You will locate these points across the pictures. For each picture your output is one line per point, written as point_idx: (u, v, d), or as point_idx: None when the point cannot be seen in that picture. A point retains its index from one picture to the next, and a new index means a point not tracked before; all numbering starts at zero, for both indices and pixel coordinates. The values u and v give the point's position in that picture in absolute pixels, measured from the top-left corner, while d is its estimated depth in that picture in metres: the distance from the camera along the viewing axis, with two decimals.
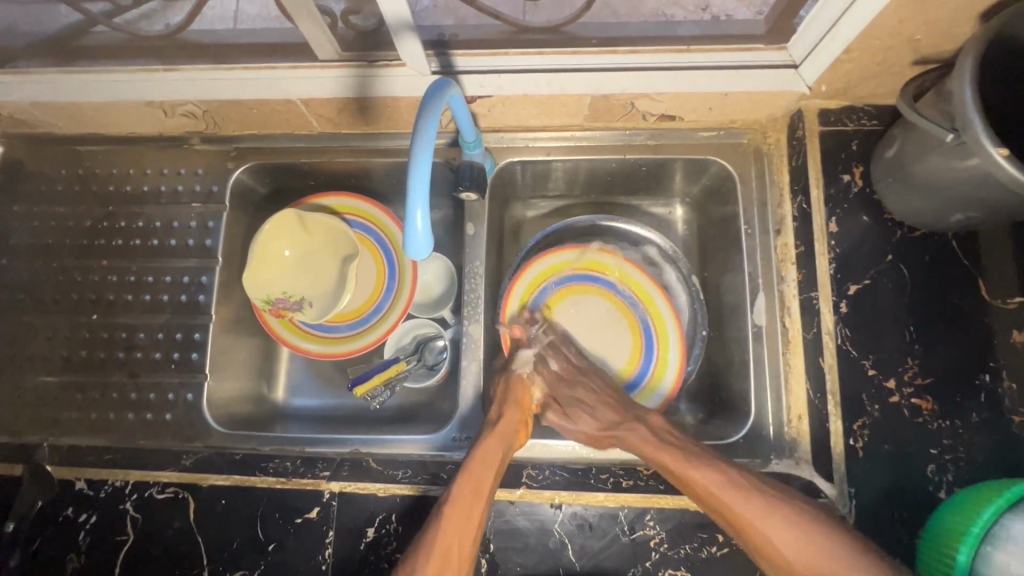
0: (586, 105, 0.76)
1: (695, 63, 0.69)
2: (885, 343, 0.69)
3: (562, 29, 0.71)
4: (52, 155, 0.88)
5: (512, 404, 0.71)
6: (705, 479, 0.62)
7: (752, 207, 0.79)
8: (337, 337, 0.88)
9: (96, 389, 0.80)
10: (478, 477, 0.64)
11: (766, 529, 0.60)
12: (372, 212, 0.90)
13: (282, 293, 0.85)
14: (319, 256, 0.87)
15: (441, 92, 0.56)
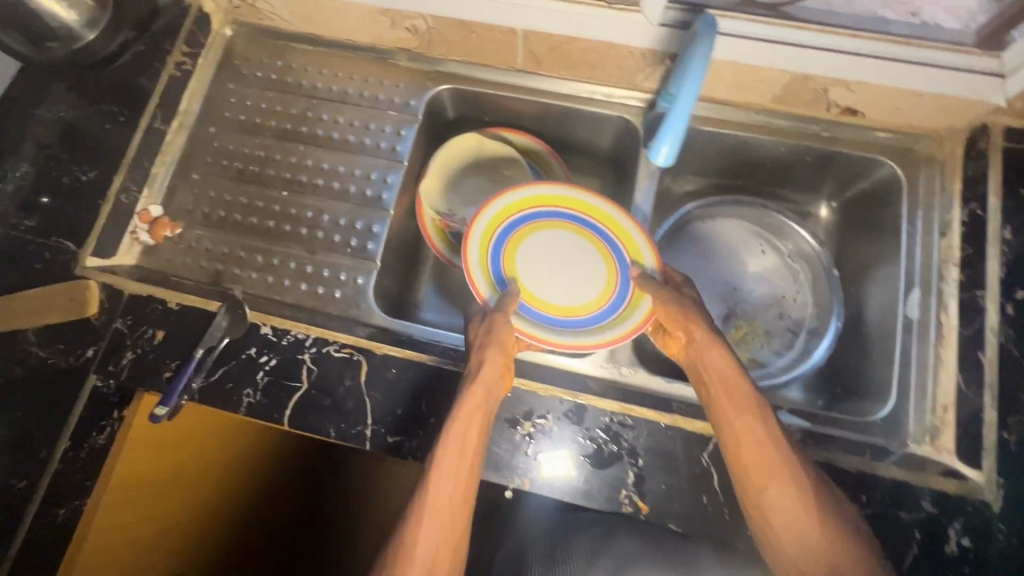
0: (782, 84, 0.82)
1: (908, 57, 0.74)
2: None
3: (781, 8, 0.76)
4: (269, 47, 0.96)
5: (494, 345, 0.68)
6: (742, 390, 0.65)
7: (917, 209, 0.83)
8: None
9: (276, 256, 0.86)
10: (475, 401, 0.64)
11: (776, 488, 0.60)
12: (545, 157, 0.95)
13: (450, 209, 0.93)
14: (486, 185, 0.96)
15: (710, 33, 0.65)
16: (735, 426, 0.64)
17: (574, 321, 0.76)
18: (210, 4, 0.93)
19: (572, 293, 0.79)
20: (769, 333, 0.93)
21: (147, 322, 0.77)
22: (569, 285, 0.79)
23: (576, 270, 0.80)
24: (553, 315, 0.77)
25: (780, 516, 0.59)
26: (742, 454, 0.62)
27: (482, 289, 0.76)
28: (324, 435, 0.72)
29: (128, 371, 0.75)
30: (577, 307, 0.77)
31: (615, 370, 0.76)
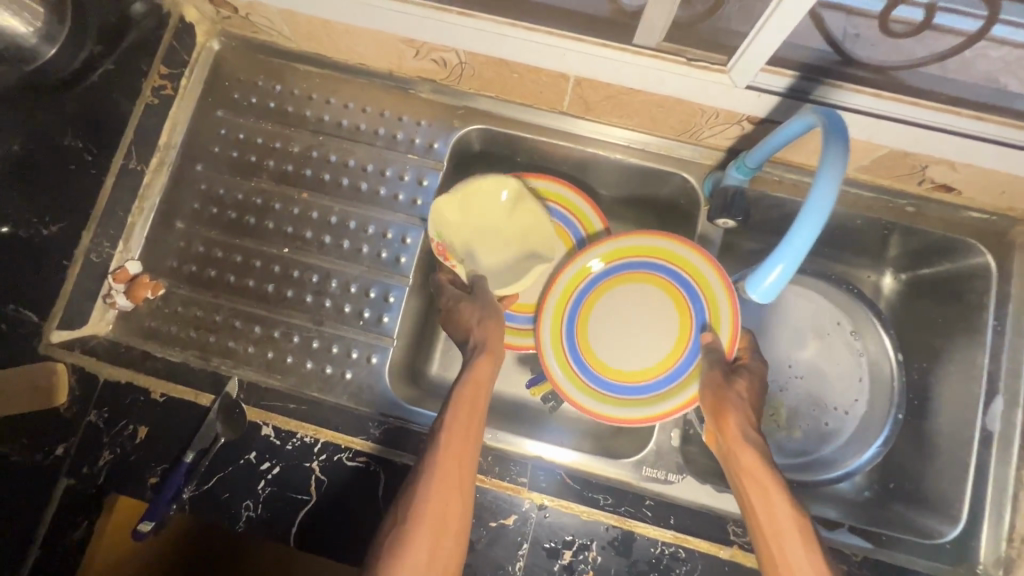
0: (874, 155, 0.70)
1: None
2: None
3: (887, 72, 0.61)
4: (266, 66, 0.81)
5: (481, 354, 0.66)
6: (770, 484, 0.58)
7: (1005, 302, 0.75)
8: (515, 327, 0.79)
9: (276, 327, 0.75)
10: (461, 429, 0.59)
11: None
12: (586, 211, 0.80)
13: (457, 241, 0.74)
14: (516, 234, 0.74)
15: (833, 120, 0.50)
16: (774, 535, 0.56)
17: (619, 388, 0.72)
18: (193, 12, 0.77)
19: (641, 354, 0.73)
20: (793, 421, 0.85)
21: (128, 416, 0.67)
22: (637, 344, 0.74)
23: (652, 328, 0.74)
24: (606, 376, 0.73)
25: None
26: (780, 563, 0.55)
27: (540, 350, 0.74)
28: (336, 559, 0.63)
29: (106, 474, 0.65)
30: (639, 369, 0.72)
31: (662, 482, 0.68)
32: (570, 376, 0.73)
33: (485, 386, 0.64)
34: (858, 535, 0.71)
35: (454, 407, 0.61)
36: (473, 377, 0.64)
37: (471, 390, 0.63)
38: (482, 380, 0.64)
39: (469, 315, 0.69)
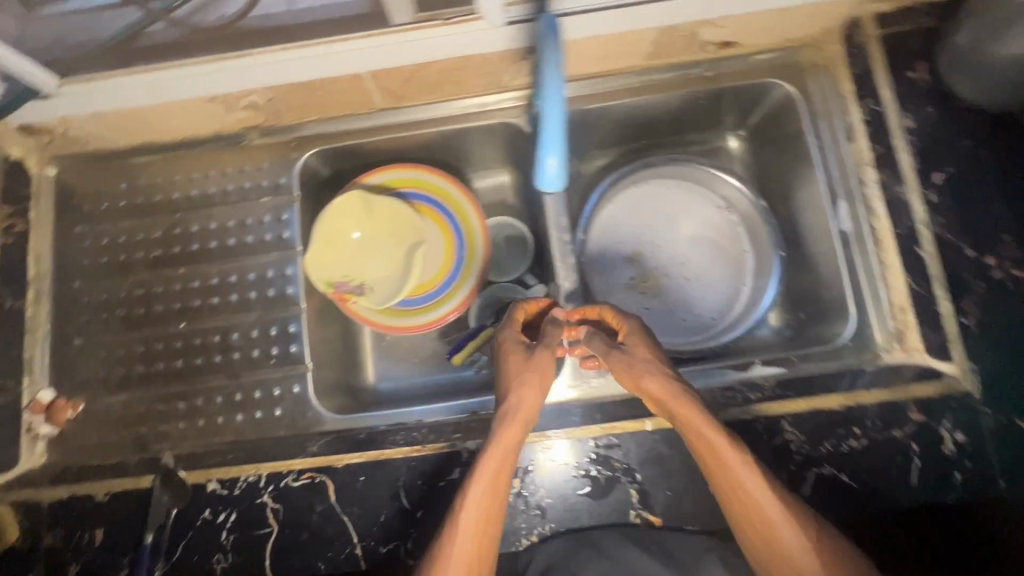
0: (649, 41, 0.78)
1: None
2: (976, 219, 0.71)
3: None
4: (103, 171, 0.85)
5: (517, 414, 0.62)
6: (714, 438, 0.59)
7: (820, 118, 0.81)
8: (402, 311, 0.86)
9: (197, 397, 0.78)
10: (486, 492, 0.59)
11: (774, 519, 0.57)
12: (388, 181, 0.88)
13: (343, 276, 0.83)
14: (379, 241, 0.85)
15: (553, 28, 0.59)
16: (725, 474, 0.59)
17: (436, 290, 0.87)
18: (18, 149, 0.81)
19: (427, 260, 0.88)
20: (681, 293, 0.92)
21: (79, 526, 0.69)
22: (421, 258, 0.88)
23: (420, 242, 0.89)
24: (425, 289, 0.87)
25: (782, 554, 0.57)
26: (734, 493, 0.59)
27: (370, 315, 0.85)
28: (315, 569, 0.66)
29: None
30: (435, 267, 0.88)
31: (584, 389, 0.73)
32: (396, 315, 0.86)
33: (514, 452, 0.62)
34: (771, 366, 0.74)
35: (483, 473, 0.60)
36: (503, 445, 0.61)
37: (503, 452, 0.60)
38: (511, 449, 0.61)
39: (520, 366, 0.65)
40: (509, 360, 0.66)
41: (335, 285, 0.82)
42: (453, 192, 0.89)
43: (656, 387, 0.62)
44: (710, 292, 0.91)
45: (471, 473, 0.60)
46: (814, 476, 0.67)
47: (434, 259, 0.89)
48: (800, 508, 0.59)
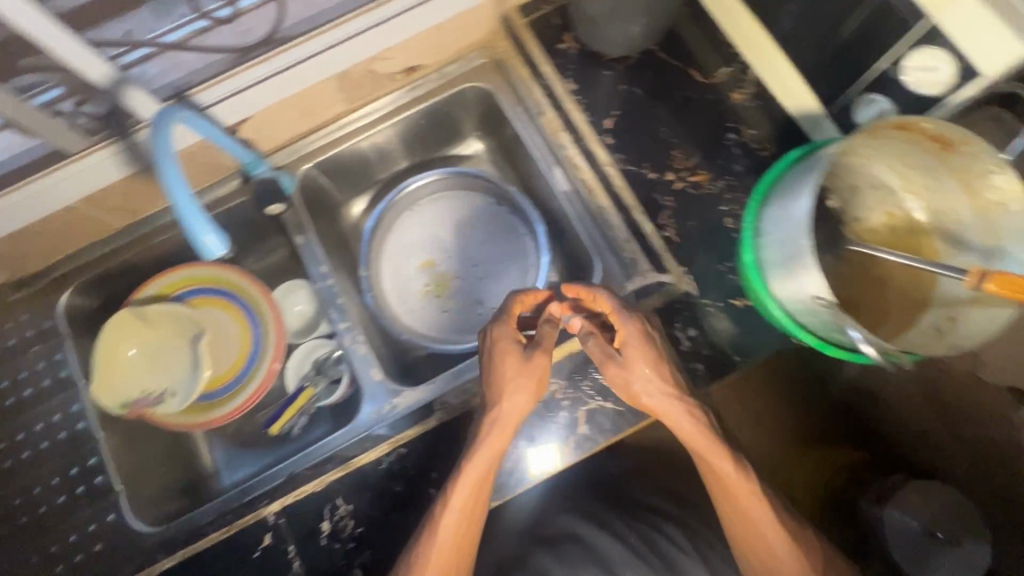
0: (336, 90, 0.85)
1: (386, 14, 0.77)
2: (648, 148, 0.81)
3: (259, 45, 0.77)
4: None
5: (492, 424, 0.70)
6: (697, 438, 0.69)
7: (516, 104, 0.90)
8: (212, 402, 0.87)
9: (13, 564, 0.77)
10: (472, 493, 0.70)
11: (745, 504, 0.71)
12: (162, 284, 0.90)
13: (138, 392, 0.84)
14: (167, 347, 0.88)
15: (168, 118, 0.63)
16: (709, 460, 0.70)
17: (241, 372, 0.89)
18: None
19: (224, 347, 0.91)
20: (474, 293, 0.99)
21: None
22: (218, 346, 0.90)
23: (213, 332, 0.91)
24: (230, 374, 0.89)
25: (751, 522, 0.71)
26: (713, 472, 0.71)
27: (178, 418, 0.85)
28: None
29: None
30: (234, 351, 0.91)
31: (382, 413, 0.80)
32: (201, 410, 0.87)
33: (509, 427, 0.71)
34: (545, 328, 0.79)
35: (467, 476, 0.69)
36: (498, 425, 0.70)
37: (483, 463, 0.70)
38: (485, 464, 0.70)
39: (513, 367, 0.70)
40: (506, 359, 0.70)
41: (131, 402, 0.83)
42: (228, 275, 0.92)
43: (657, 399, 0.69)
44: (494, 293, 0.98)
45: (475, 442, 0.71)
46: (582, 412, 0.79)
47: (231, 343, 0.91)
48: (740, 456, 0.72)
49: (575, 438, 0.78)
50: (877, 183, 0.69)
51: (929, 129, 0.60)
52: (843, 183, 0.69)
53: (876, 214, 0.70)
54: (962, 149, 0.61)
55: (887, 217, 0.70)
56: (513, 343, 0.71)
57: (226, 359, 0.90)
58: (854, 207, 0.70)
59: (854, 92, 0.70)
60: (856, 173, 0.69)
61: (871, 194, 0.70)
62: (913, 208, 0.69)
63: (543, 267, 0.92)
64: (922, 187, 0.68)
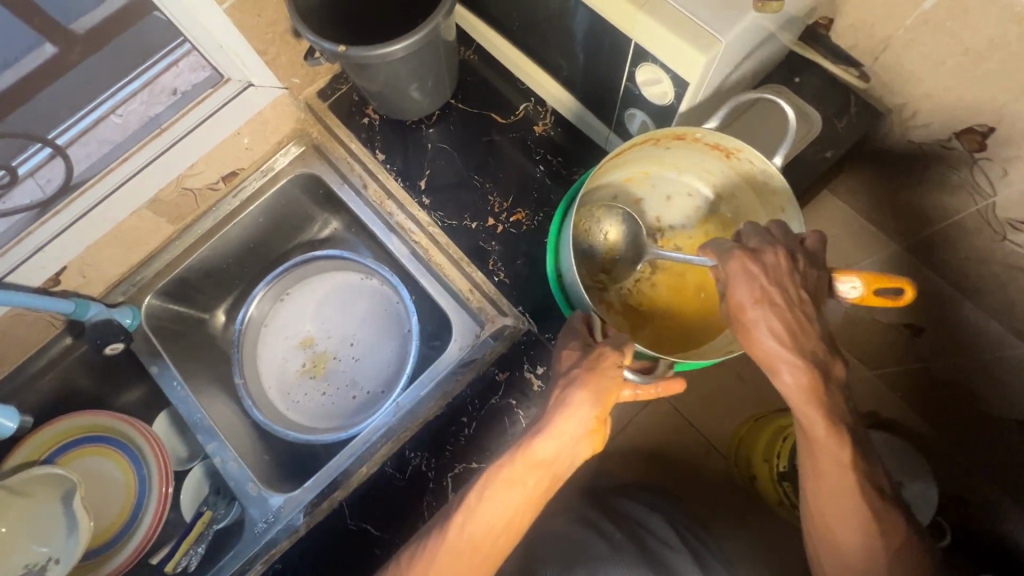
0: (154, 215, 0.86)
1: (173, 138, 0.78)
2: (466, 199, 0.86)
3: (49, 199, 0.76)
4: None
5: (568, 416, 0.61)
6: (836, 454, 0.58)
7: (340, 183, 0.92)
8: (110, 552, 0.86)
9: None
10: (509, 501, 0.60)
11: (843, 533, 0.61)
12: (32, 447, 0.88)
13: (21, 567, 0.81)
14: (41, 512, 0.83)
15: None
16: (831, 473, 0.59)
17: (133, 513, 0.88)
18: None
19: (111, 492, 0.89)
20: (360, 376, 0.97)
21: None
22: (105, 494, 0.89)
23: (97, 480, 0.89)
24: (123, 519, 0.88)
25: (844, 546, 0.61)
26: (827, 487, 0.60)
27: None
28: None
29: None
30: (122, 493, 0.89)
31: (268, 522, 0.80)
32: (98, 562, 0.86)
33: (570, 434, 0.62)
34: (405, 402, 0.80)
35: (478, 498, 0.60)
36: (564, 419, 0.61)
37: (513, 482, 0.60)
38: (529, 484, 0.61)
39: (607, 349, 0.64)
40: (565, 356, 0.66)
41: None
42: (96, 419, 0.90)
43: (759, 316, 0.56)
44: (372, 370, 0.97)
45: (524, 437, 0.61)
46: (448, 479, 0.75)
47: (117, 487, 0.90)
48: (843, 403, 0.58)
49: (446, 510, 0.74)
50: (692, 192, 0.80)
51: (702, 141, 0.69)
52: (660, 194, 0.80)
53: (692, 221, 0.79)
54: (739, 159, 0.70)
55: (703, 223, 0.79)
56: (584, 355, 0.65)
57: (116, 504, 0.89)
58: (673, 215, 0.80)
59: (619, 113, 0.75)
60: (670, 184, 0.80)
61: (686, 202, 0.80)
62: (724, 211, 0.78)
63: (416, 333, 0.86)
64: (729, 191, 0.77)
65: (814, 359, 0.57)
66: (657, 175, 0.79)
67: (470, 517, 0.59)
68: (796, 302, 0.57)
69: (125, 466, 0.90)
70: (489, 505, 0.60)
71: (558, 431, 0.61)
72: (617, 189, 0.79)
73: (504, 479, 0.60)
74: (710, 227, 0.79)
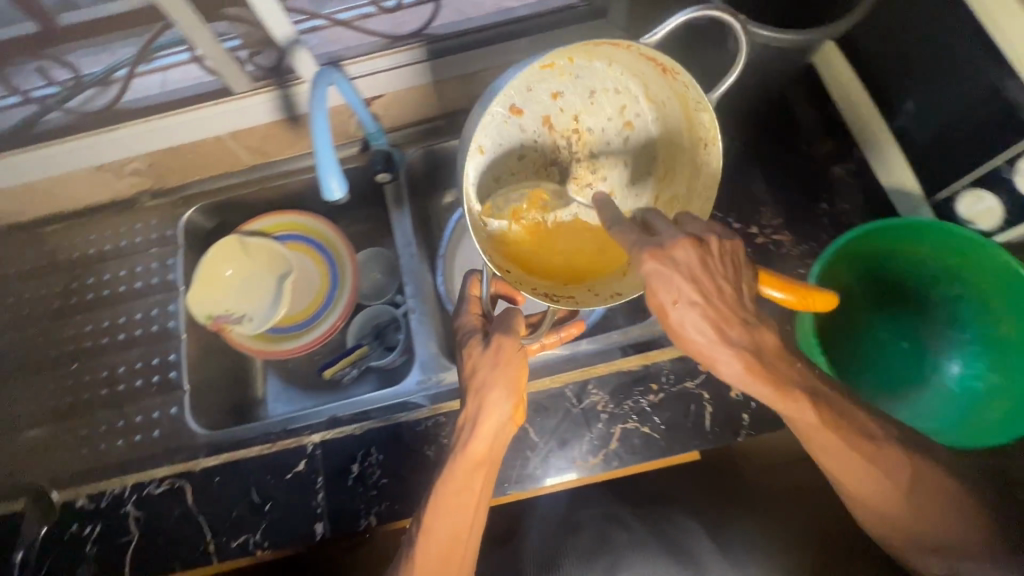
0: (461, 88, 0.94)
1: (520, 30, 0.89)
2: (740, 199, 0.85)
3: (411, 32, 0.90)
4: (16, 241, 0.99)
5: (482, 401, 0.64)
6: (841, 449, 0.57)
7: None
8: (280, 338, 0.96)
9: (84, 427, 0.87)
10: (465, 486, 0.63)
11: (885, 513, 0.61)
12: (277, 222, 1.00)
13: (224, 310, 0.94)
14: (259, 277, 0.97)
15: (326, 76, 0.71)
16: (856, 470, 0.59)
17: (310, 319, 0.97)
18: None
19: (303, 292, 0.98)
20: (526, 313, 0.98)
21: None
22: (299, 291, 0.99)
23: (300, 278, 0.99)
24: (300, 319, 0.97)
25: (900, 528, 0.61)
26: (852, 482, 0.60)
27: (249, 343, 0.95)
28: (172, 570, 0.72)
29: None
30: (310, 300, 0.98)
31: (426, 389, 0.80)
32: (273, 341, 0.95)
33: (490, 430, 0.64)
34: (593, 342, 0.79)
35: (439, 514, 0.62)
36: (483, 419, 0.64)
37: (462, 487, 0.63)
38: (471, 477, 0.64)
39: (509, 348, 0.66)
40: (480, 365, 0.66)
41: (215, 316, 0.92)
42: (327, 232, 1.01)
43: (685, 319, 0.51)
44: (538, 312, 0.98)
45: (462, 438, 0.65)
46: (617, 432, 0.74)
47: (310, 292, 0.99)
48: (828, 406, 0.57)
49: (606, 454, 0.73)
50: (618, 86, 0.69)
51: (634, 53, 0.60)
52: (582, 85, 0.69)
53: (614, 122, 0.72)
54: (675, 79, 0.61)
55: (624, 127, 0.71)
56: (486, 357, 0.66)
57: (302, 305, 0.98)
58: (593, 113, 0.71)
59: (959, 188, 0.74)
60: (597, 75, 0.68)
61: (612, 97, 0.70)
62: (650, 117, 0.70)
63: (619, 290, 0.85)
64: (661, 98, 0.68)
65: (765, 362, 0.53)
66: (583, 65, 0.67)
67: (440, 511, 0.63)
68: (716, 298, 0.52)
69: (326, 280, 0.99)
70: (448, 495, 0.63)
71: (486, 427, 0.64)
72: (533, 81, 0.66)
73: (454, 475, 0.64)
74: (630, 132, 0.71)
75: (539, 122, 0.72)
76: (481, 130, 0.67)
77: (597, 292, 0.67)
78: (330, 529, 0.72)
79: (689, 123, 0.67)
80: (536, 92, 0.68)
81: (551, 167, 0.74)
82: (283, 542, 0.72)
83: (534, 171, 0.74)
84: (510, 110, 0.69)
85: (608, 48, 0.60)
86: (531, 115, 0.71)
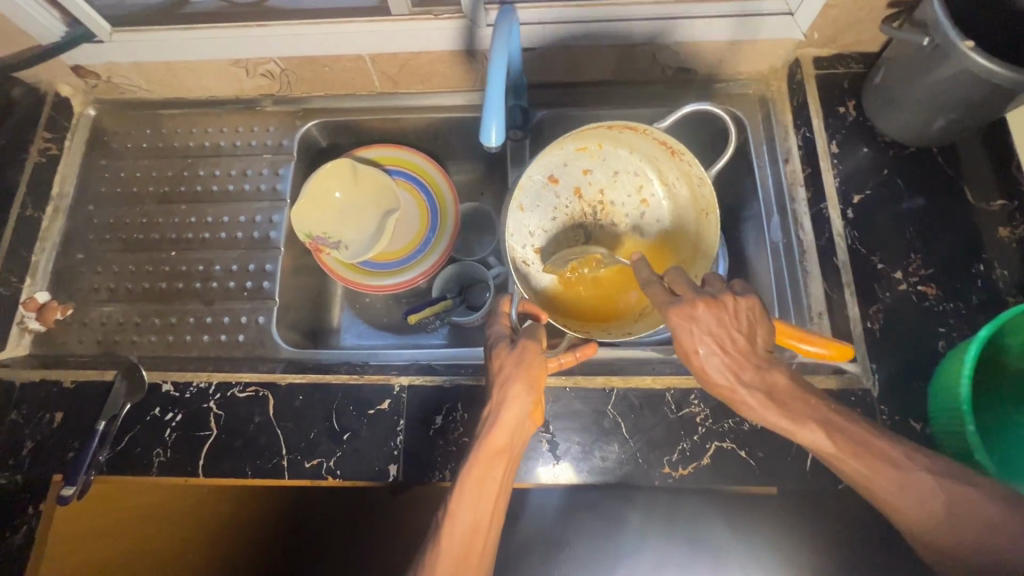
0: (614, 59, 0.87)
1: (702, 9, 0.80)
2: (888, 240, 0.79)
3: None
4: (136, 117, 0.98)
5: (505, 395, 0.61)
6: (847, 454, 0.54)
7: (762, 143, 0.88)
8: (372, 273, 0.93)
9: (172, 315, 0.88)
10: (485, 480, 0.58)
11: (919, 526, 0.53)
12: (390, 155, 0.97)
13: (324, 232, 0.90)
14: (363, 207, 0.93)
15: (509, 18, 0.67)
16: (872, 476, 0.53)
17: (403, 261, 0.94)
18: (67, 88, 0.94)
19: (401, 233, 0.95)
20: None
21: (43, 408, 0.77)
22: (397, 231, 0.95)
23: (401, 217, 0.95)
24: (393, 259, 0.94)
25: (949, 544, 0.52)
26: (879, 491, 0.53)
27: (339, 270, 0.92)
28: (243, 475, 0.72)
29: (29, 462, 0.74)
30: (407, 241, 0.95)
31: None
32: (362, 274, 0.93)
33: (512, 428, 0.60)
34: None
35: (463, 500, 0.57)
36: (504, 415, 0.60)
37: (481, 477, 0.58)
38: (492, 471, 0.58)
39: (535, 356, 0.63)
40: (501, 364, 0.63)
41: (314, 237, 0.89)
42: (438, 177, 0.97)
43: (709, 364, 0.56)
44: None
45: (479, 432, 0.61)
46: (711, 448, 0.71)
47: (407, 234, 0.95)
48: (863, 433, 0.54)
49: (695, 467, 0.71)
50: (636, 172, 0.83)
51: (651, 137, 0.76)
52: (608, 167, 0.83)
53: (632, 200, 0.84)
54: (681, 159, 0.76)
55: (641, 204, 0.83)
56: (511, 356, 0.63)
57: (398, 245, 0.95)
58: (615, 190, 0.84)
59: None
60: (620, 160, 0.83)
61: (630, 180, 0.83)
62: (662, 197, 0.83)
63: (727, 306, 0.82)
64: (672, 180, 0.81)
65: (793, 414, 0.54)
66: (608, 152, 0.82)
67: (458, 502, 0.57)
68: (732, 345, 0.56)
69: (426, 226, 0.96)
70: (467, 485, 0.58)
71: (507, 421, 0.60)
72: (568, 157, 0.81)
73: (474, 467, 0.58)
74: (645, 209, 0.83)
75: (571, 193, 0.83)
76: (521, 190, 0.80)
77: (610, 330, 0.75)
78: (403, 473, 0.71)
79: (693, 199, 0.79)
80: (570, 168, 0.82)
81: (579, 230, 0.83)
82: (355, 474, 0.72)
83: (565, 232, 0.84)
84: (548, 179, 0.82)
85: (629, 133, 0.77)
86: (566, 185, 0.83)
